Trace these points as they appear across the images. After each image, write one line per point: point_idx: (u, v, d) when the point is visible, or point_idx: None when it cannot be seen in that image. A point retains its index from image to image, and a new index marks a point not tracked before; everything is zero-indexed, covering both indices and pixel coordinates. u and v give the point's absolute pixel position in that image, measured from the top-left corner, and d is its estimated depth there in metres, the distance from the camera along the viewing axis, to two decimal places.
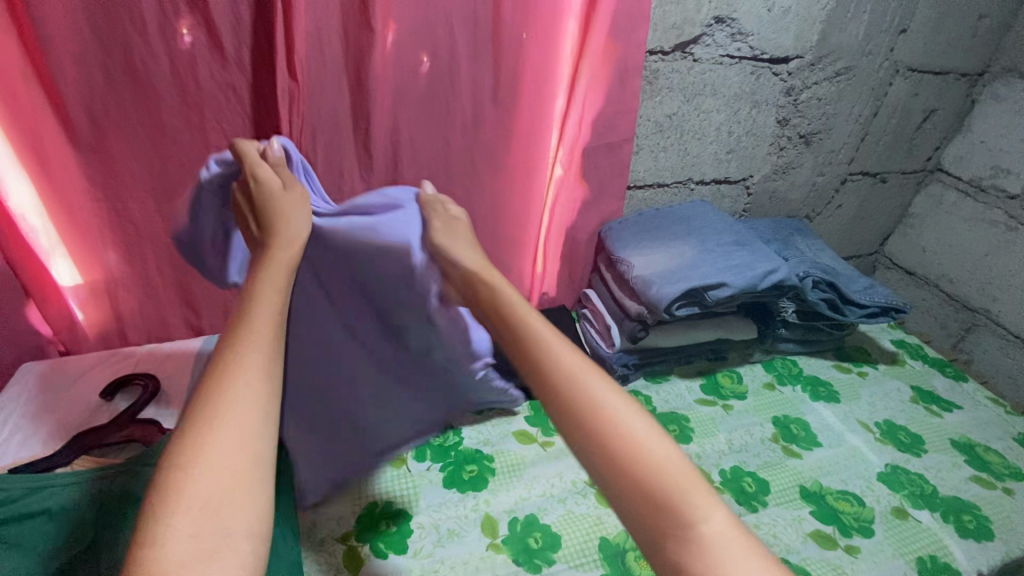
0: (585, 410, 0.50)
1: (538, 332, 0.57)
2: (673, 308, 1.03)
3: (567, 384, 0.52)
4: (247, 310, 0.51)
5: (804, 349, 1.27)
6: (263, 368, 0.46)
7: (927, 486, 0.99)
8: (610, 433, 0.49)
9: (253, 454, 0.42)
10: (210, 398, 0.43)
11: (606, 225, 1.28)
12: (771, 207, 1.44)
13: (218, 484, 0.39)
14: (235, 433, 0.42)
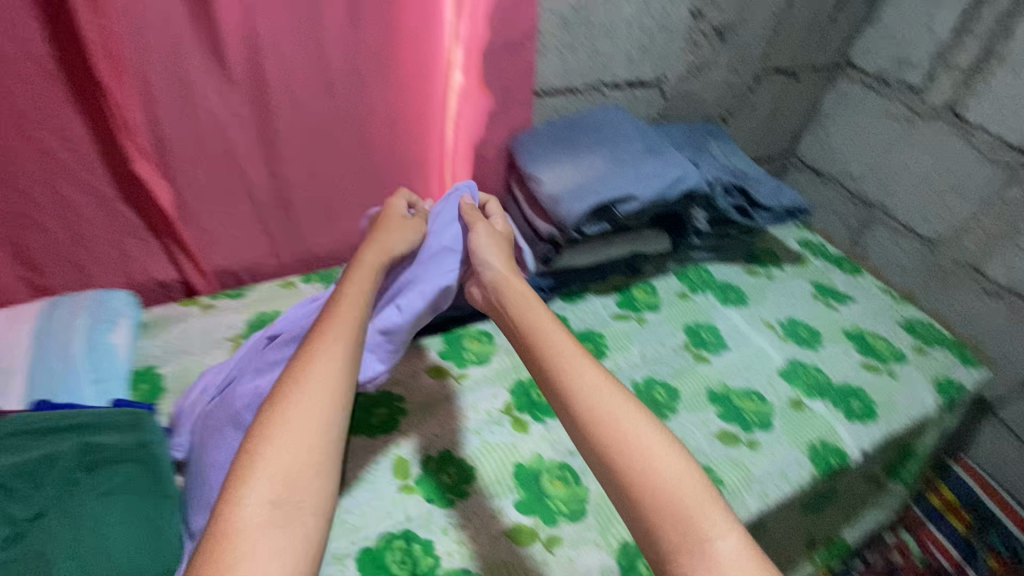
0: (602, 417, 0.58)
1: (569, 347, 0.66)
2: (582, 226, 0.97)
3: (592, 405, 0.60)
4: (327, 327, 0.66)
5: (716, 256, 1.29)
6: (331, 376, 0.61)
7: (821, 376, 1.05)
8: (615, 437, 0.57)
9: (317, 444, 0.56)
10: (281, 400, 0.58)
11: (517, 136, 1.16)
12: (687, 110, 1.38)
13: (285, 460, 0.54)
14: (299, 427, 0.56)
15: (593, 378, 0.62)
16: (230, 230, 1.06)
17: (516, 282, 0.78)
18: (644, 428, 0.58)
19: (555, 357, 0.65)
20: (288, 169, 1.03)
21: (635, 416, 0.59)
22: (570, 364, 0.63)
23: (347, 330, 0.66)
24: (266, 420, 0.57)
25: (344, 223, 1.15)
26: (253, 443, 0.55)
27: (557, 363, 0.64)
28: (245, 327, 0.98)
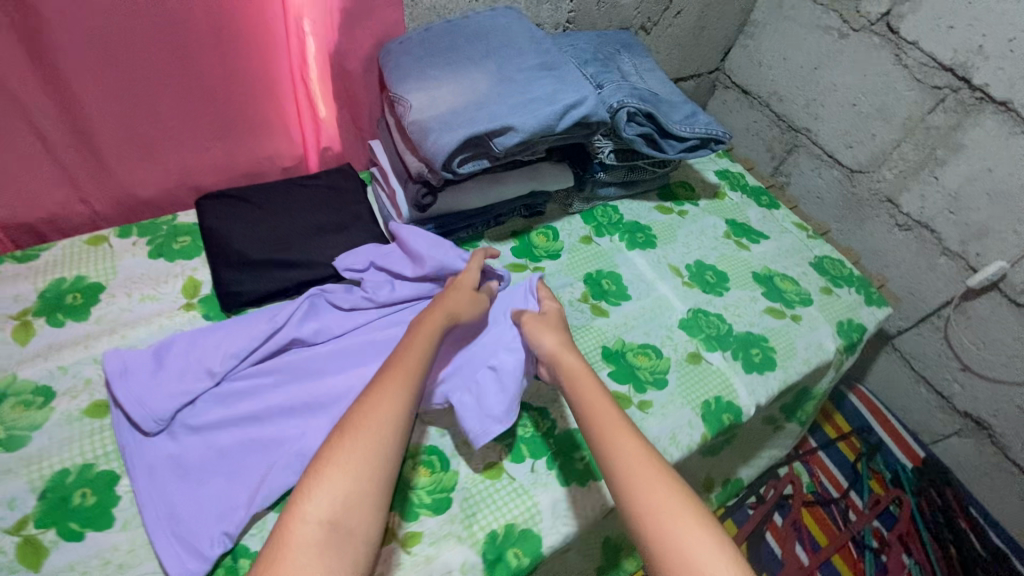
0: (657, 514, 0.56)
1: (631, 433, 0.63)
2: (453, 164, 0.80)
3: (634, 462, 0.60)
4: (398, 360, 0.66)
5: (625, 192, 1.15)
6: (397, 408, 0.60)
7: (723, 325, 0.99)
8: (666, 538, 0.54)
9: (381, 470, 0.56)
10: (350, 426, 0.58)
11: (384, 46, 0.95)
12: (600, 16, 1.18)
13: (347, 483, 0.54)
14: (367, 452, 0.56)
15: (647, 471, 0.59)
16: (10, 174, 0.81)
17: (572, 354, 0.74)
18: (700, 532, 0.54)
19: (613, 443, 0.62)
20: (77, 92, 0.79)
21: (690, 515, 0.56)
22: (630, 453, 0.61)
23: (416, 363, 0.66)
24: (334, 443, 0.57)
25: (175, 157, 0.94)
26: (319, 463, 0.56)
27: (613, 450, 0.62)
28: (38, 300, 0.78)
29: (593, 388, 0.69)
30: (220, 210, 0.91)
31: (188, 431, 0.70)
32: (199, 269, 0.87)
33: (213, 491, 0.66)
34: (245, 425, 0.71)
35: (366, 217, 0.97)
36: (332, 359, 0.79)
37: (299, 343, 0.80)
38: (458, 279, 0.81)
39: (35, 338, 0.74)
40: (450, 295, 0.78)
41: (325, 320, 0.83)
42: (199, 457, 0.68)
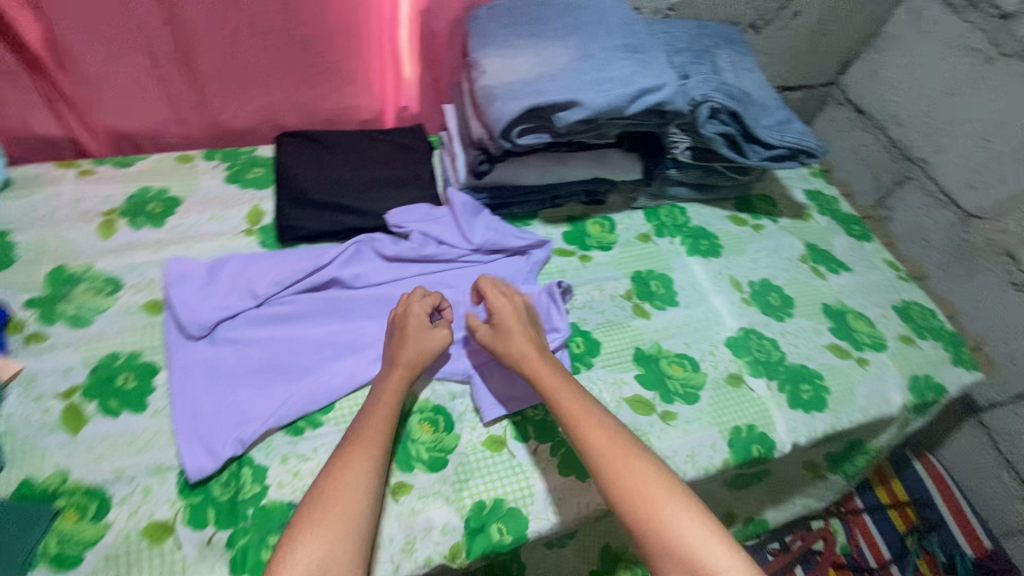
0: (636, 488, 0.61)
1: (598, 416, 0.67)
2: (513, 133, 0.78)
3: (609, 454, 0.63)
4: (364, 424, 0.64)
5: (698, 196, 1.08)
6: (369, 473, 0.61)
7: (775, 352, 0.91)
8: (648, 512, 0.60)
9: (356, 534, 0.57)
10: (321, 497, 0.58)
11: (473, 10, 0.95)
12: (706, 7, 1.11)
13: (325, 551, 0.55)
14: (342, 521, 0.57)
15: (618, 453, 0.63)
16: (125, 87, 0.91)
17: (518, 335, 0.73)
18: (677, 502, 0.60)
19: (584, 436, 0.65)
20: (188, 20, 0.86)
21: (666, 487, 0.61)
22: (601, 442, 0.64)
23: (387, 417, 0.65)
24: (309, 514, 0.57)
25: (264, 95, 1.00)
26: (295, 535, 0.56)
27: (588, 444, 0.65)
28: (125, 202, 0.86)
29: (555, 371, 0.71)
30: (294, 149, 0.97)
31: (226, 342, 0.74)
32: (265, 200, 0.93)
33: (236, 400, 0.69)
34: (274, 347, 0.75)
35: (426, 178, 0.98)
36: (369, 304, 0.82)
37: (337, 283, 0.83)
38: (408, 317, 0.73)
39: (115, 235, 0.82)
40: (409, 330, 0.71)
41: (365, 266, 0.85)
42: (230, 367, 0.72)
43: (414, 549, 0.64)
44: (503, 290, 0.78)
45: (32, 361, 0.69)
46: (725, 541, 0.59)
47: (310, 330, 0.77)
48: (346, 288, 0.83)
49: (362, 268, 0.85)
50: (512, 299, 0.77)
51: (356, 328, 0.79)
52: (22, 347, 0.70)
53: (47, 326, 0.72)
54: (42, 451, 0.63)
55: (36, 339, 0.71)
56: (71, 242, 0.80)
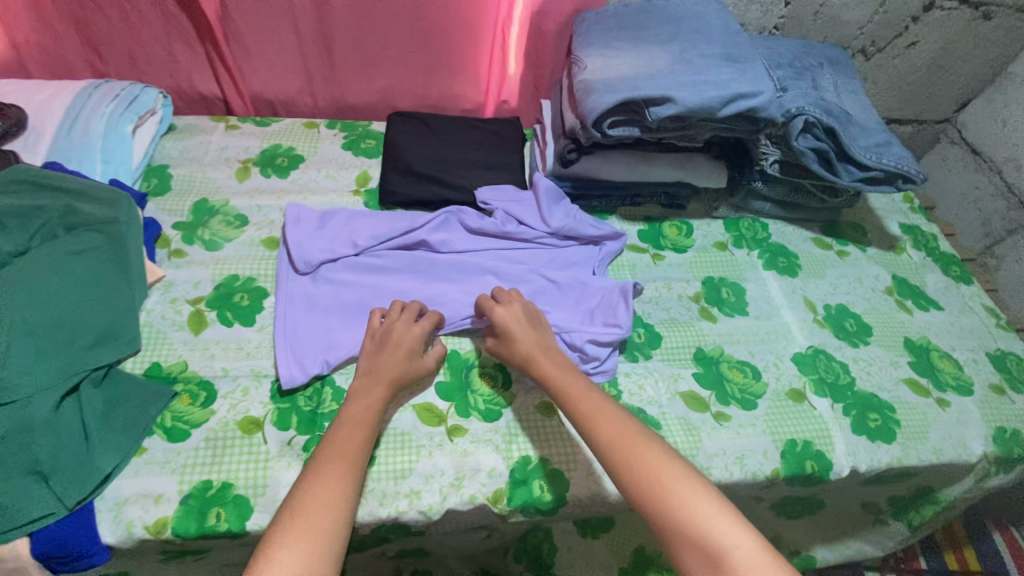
0: (654, 481, 0.59)
1: (610, 413, 0.66)
2: (604, 124, 0.83)
3: (617, 446, 0.63)
4: (342, 437, 0.64)
5: (783, 213, 1.08)
6: (345, 482, 0.59)
7: (845, 376, 0.88)
8: (666, 505, 0.58)
9: (332, 542, 0.55)
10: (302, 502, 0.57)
11: (581, 14, 1.02)
12: (814, 29, 1.11)
13: (306, 552, 0.53)
14: (321, 525, 0.55)
15: (628, 444, 0.62)
16: (273, 58, 1.06)
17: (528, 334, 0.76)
18: (695, 495, 0.58)
19: (595, 427, 0.65)
20: (333, 6, 0.99)
21: (684, 480, 0.59)
22: (611, 431, 0.64)
23: (363, 432, 0.65)
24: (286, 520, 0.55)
25: (384, 77, 1.12)
26: (277, 538, 0.54)
27: (599, 438, 0.64)
28: (259, 154, 0.99)
29: (564, 371, 0.73)
30: (403, 126, 1.07)
31: (325, 281, 0.84)
32: (373, 167, 1.04)
33: (328, 331, 0.79)
34: (365, 293, 0.84)
35: (515, 164, 1.05)
36: (450, 266, 0.89)
37: (426, 246, 0.91)
38: (389, 335, 0.75)
39: (249, 179, 0.95)
40: (381, 353, 0.73)
41: (452, 235, 0.93)
42: (325, 302, 0.82)
43: (462, 486, 0.70)
44: (503, 294, 0.81)
45: (172, 270, 0.82)
46: (751, 535, 0.55)
47: (397, 284, 0.86)
48: (433, 251, 0.91)
49: (449, 236, 0.93)
50: (510, 304, 0.80)
51: (437, 288, 0.86)
52: (166, 259, 0.83)
53: (187, 245, 0.85)
54: (170, 343, 0.75)
55: (176, 254, 0.84)
56: (214, 180, 0.94)
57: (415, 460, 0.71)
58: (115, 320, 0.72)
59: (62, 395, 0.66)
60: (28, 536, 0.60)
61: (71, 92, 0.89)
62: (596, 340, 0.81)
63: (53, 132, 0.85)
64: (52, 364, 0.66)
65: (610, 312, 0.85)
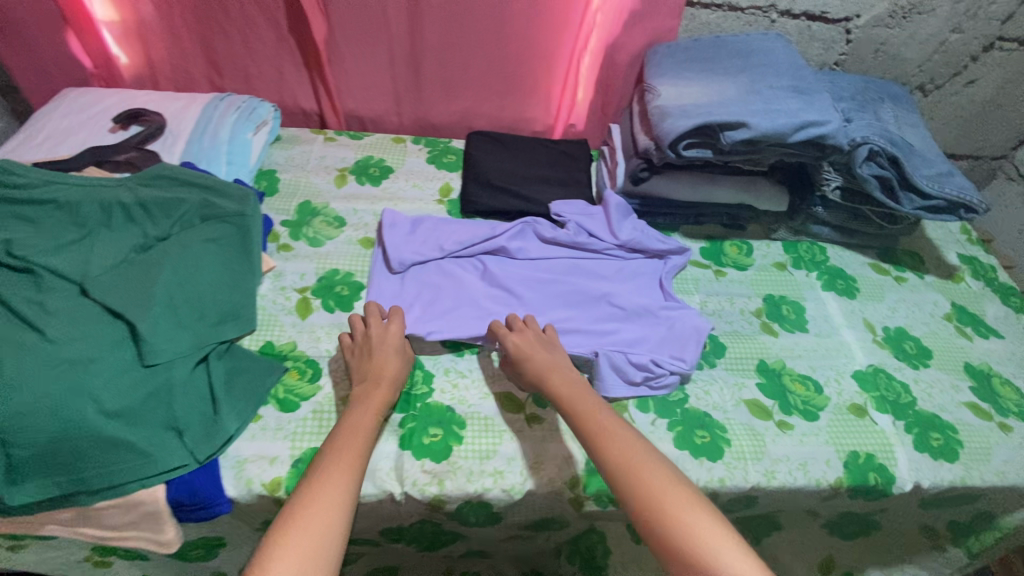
0: (660, 501, 0.60)
1: (620, 433, 0.67)
2: (679, 145, 0.90)
3: (621, 465, 0.63)
4: (341, 431, 0.67)
5: (841, 239, 1.12)
6: (346, 480, 0.61)
7: (906, 395, 0.91)
8: (670, 526, 0.58)
9: (333, 538, 0.56)
10: (302, 500, 0.58)
11: (654, 47, 1.10)
12: (874, 66, 1.16)
13: (306, 549, 0.54)
14: (321, 522, 0.56)
15: (633, 463, 0.63)
16: (367, 79, 1.17)
17: (544, 355, 0.79)
18: (700, 517, 0.58)
19: (602, 445, 0.66)
20: (426, 34, 1.10)
21: (690, 501, 0.59)
22: (616, 450, 0.65)
23: (365, 436, 0.67)
24: (287, 517, 0.56)
25: (465, 99, 1.22)
26: (278, 534, 0.54)
27: (605, 456, 0.65)
28: (354, 164, 1.10)
29: (578, 392, 0.74)
30: (482, 144, 1.16)
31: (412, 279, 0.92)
32: (453, 179, 1.13)
33: (416, 319, 0.86)
34: (449, 291, 0.91)
35: (584, 182, 1.13)
36: (526, 271, 0.97)
37: (504, 252, 0.98)
38: (368, 335, 0.79)
39: (346, 186, 1.05)
40: (379, 359, 0.76)
41: (528, 244, 1.00)
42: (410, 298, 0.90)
43: (541, 468, 0.75)
44: (515, 320, 0.84)
45: (280, 260, 0.92)
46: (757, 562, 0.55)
47: (479, 285, 0.93)
48: (510, 257, 0.99)
49: (525, 244, 1.00)
50: (525, 332, 0.83)
51: (516, 288, 0.93)
52: (275, 251, 0.93)
53: (294, 241, 0.95)
54: (282, 325, 0.84)
55: (284, 247, 0.94)
56: (315, 185, 1.04)
57: (498, 442, 0.77)
58: (237, 301, 0.81)
59: (196, 362, 0.75)
60: (164, 483, 0.68)
61: (202, 104, 1.01)
62: (662, 364, 0.85)
63: (187, 135, 0.97)
64: (186, 334, 0.75)
65: (677, 346, 0.89)
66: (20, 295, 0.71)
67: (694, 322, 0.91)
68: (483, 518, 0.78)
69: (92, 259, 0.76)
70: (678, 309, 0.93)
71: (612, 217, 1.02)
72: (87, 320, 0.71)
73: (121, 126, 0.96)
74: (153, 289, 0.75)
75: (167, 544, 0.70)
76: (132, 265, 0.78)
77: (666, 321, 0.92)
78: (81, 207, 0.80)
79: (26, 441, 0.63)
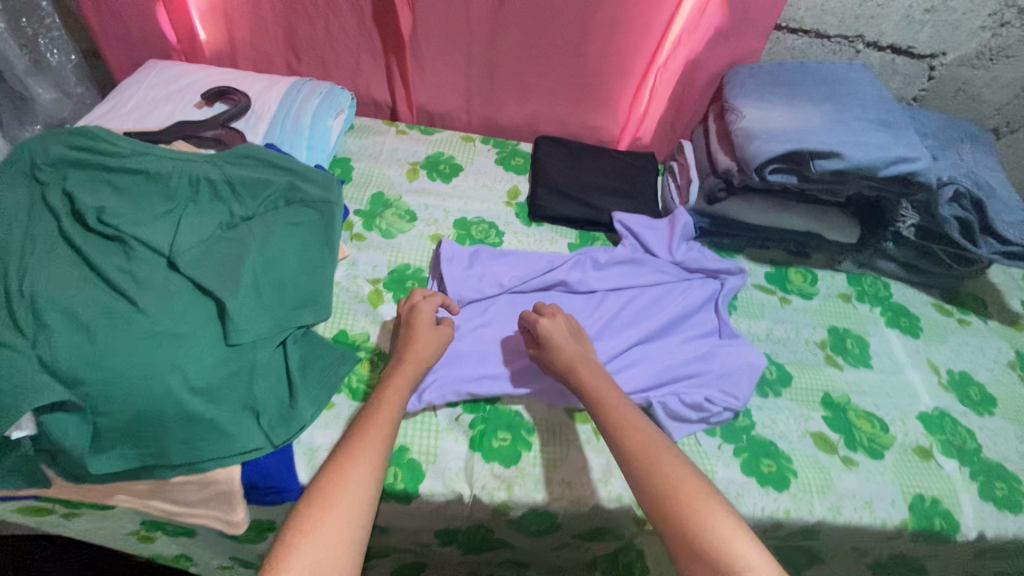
0: (679, 498, 0.56)
1: (635, 423, 0.64)
2: (765, 170, 0.91)
3: (640, 457, 0.60)
4: (372, 415, 0.64)
5: (906, 276, 1.10)
6: (369, 473, 0.57)
7: (971, 441, 0.90)
8: (692, 523, 0.54)
9: (351, 540, 0.53)
10: (320, 502, 0.54)
11: (735, 67, 1.09)
12: (953, 104, 1.15)
13: (326, 553, 0.51)
14: (341, 523, 0.53)
15: (653, 452, 0.60)
16: (443, 75, 1.17)
17: (571, 344, 0.76)
18: (720, 510, 0.55)
19: (623, 431, 0.64)
20: (506, 36, 1.09)
21: (711, 499, 0.56)
22: (634, 437, 0.62)
23: (388, 425, 0.63)
24: (301, 518, 0.53)
25: (535, 103, 1.21)
26: (294, 530, 0.52)
27: (624, 440, 0.63)
28: (425, 158, 1.10)
29: (602, 381, 0.71)
30: (550, 148, 1.15)
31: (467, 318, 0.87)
32: (521, 182, 1.12)
33: (471, 357, 0.82)
34: (511, 330, 0.87)
35: (652, 195, 1.12)
36: (589, 302, 0.94)
37: (564, 286, 0.94)
38: (413, 317, 0.78)
39: (417, 180, 1.06)
40: (415, 354, 0.73)
41: (587, 275, 0.96)
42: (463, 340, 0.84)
43: (608, 481, 0.74)
44: (547, 308, 0.81)
45: (353, 250, 0.93)
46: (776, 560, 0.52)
47: None
48: (571, 290, 0.94)
49: (584, 272, 0.96)
50: (555, 317, 0.80)
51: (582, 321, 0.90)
52: (348, 240, 0.94)
53: (367, 231, 0.96)
54: (355, 314, 0.85)
55: (355, 236, 0.95)
56: (388, 177, 1.05)
57: (565, 453, 0.75)
58: (316, 287, 0.82)
59: (276, 344, 0.75)
60: (240, 464, 0.67)
61: (284, 89, 1.02)
62: (714, 400, 0.82)
63: (270, 116, 0.98)
64: (269, 316, 0.75)
65: (732, 380, 0.86)
66: (111, 263, 0.72)
67: (754, 358, 0.88)
68: (543, 527, 0.77)
69: (182, 233, 0.76)
70: (740, 344, 0.90)
71: (673, 238, 1.01)
72: (177, 295, 0.71)
73: (206, 102, 0.97)
74: (241, 270, 0.75)
75: (236, 524, 0.69)
76: (219, 242, 0.78)
77: (732, 344, 0.91)
78: (171, 179, 0.80)
79: (114, 411, 0.62)
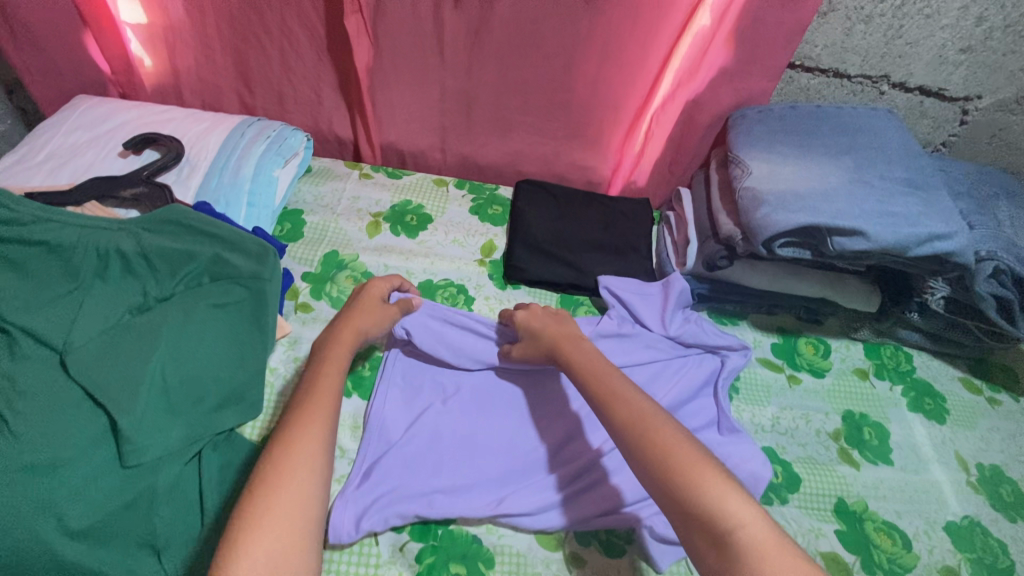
0: (672, 462, 0.52)
1: (624, 394, 0.60)
2: (774, 243, 0.79)
3: (631, 428, 0.56)
4: (312, 392, 0.59)
5: (931, 346, 0.97)
6: (313, 454, 0.53)
7: (1005, 559, 0.77)
8: (687, 486, 0.50)
9: (304, 521, 0.49)
10: (262, 491, 0.49)
11: (742, 108, 0.96)
12: (988, 151, 1.02)
13: (279, 541, 0.47)
14: (289, 506, 0.49)
15: (643, 420, 0.56)
16: (413, 110, 1.04)
17: (539, 325, 0.76)
18: (714, 472, 0.50)
19: (613, 402, 0.59)
20: (484, 67, 0.96)
21: (705, 461, 0.51)
22: (626, 407, 0.58)
23: (328, 402, 0.58)
24: (245, 509, 0.48)
25: (518, 140, 1.08)
26: (237, 523, 0.47)
27: (613, 413, 0.58)
28: (390, 209, 0.98)
29: (581, 362, 0.67)
30: (531, 193, 1.02)
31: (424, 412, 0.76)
32: (498, 236, 1.00)
33: (426, 466, 0.70)
34: (473, 428, 0.75)
35: (644, 252, 0.99)
36: None
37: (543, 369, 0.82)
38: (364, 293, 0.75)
39: (379, 235, 0.94)
40: (351, 322, 0.70)
41: None
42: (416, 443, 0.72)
43: None
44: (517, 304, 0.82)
45: (296, 325, 0.81)
46: (770, 516, 0.48)
47: (513, 424, 0.76)
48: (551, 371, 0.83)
49: None
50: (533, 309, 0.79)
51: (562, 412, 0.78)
52: (292, 312, 0.83)
53: (315, 300, 0.84)
54: None
55: (301, 308, 0.83)
56: (345, 233, 0.93)
57: None
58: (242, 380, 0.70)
59: (188, 457, 0.65)
60: None
61: (224, 131, 0.89)
62: None
63: (206, 166, 0.86)
64: (180, 423, 0.64)
65: None
66: None
67: (756, 466, 0.76)
68: None
69: (79, 324, 0.63)
70: (741, 444, 0.78)
71: (664, 312, 0.88)
72: (61, 408, 0.59)
73: (132, 151, 0.85)
74: (143, 370, 0.63)
75: None
76: (125, 331, 0.65)
77: (731, 443, 0.78)
78: (75, 254, 0.65)
79: None
